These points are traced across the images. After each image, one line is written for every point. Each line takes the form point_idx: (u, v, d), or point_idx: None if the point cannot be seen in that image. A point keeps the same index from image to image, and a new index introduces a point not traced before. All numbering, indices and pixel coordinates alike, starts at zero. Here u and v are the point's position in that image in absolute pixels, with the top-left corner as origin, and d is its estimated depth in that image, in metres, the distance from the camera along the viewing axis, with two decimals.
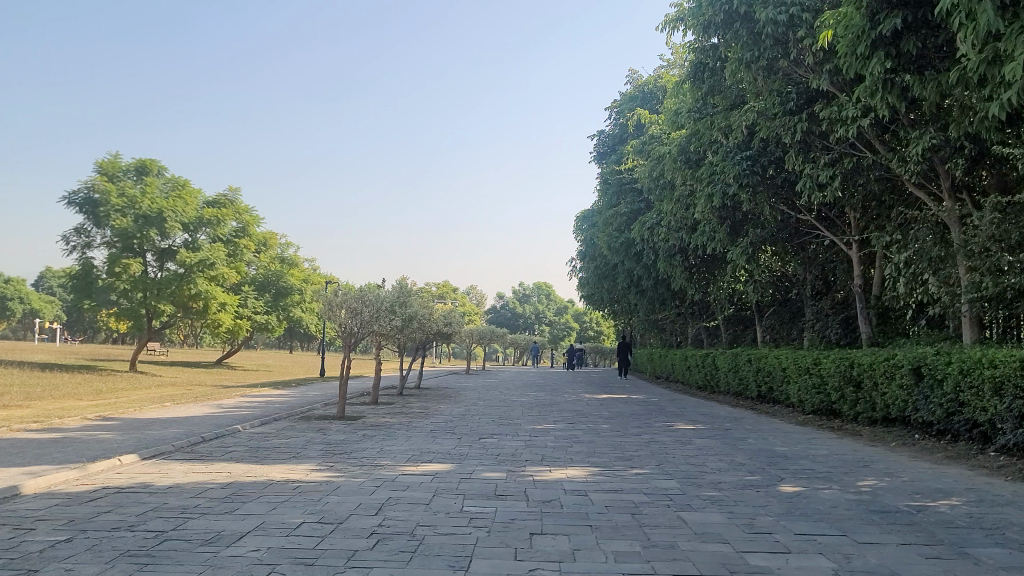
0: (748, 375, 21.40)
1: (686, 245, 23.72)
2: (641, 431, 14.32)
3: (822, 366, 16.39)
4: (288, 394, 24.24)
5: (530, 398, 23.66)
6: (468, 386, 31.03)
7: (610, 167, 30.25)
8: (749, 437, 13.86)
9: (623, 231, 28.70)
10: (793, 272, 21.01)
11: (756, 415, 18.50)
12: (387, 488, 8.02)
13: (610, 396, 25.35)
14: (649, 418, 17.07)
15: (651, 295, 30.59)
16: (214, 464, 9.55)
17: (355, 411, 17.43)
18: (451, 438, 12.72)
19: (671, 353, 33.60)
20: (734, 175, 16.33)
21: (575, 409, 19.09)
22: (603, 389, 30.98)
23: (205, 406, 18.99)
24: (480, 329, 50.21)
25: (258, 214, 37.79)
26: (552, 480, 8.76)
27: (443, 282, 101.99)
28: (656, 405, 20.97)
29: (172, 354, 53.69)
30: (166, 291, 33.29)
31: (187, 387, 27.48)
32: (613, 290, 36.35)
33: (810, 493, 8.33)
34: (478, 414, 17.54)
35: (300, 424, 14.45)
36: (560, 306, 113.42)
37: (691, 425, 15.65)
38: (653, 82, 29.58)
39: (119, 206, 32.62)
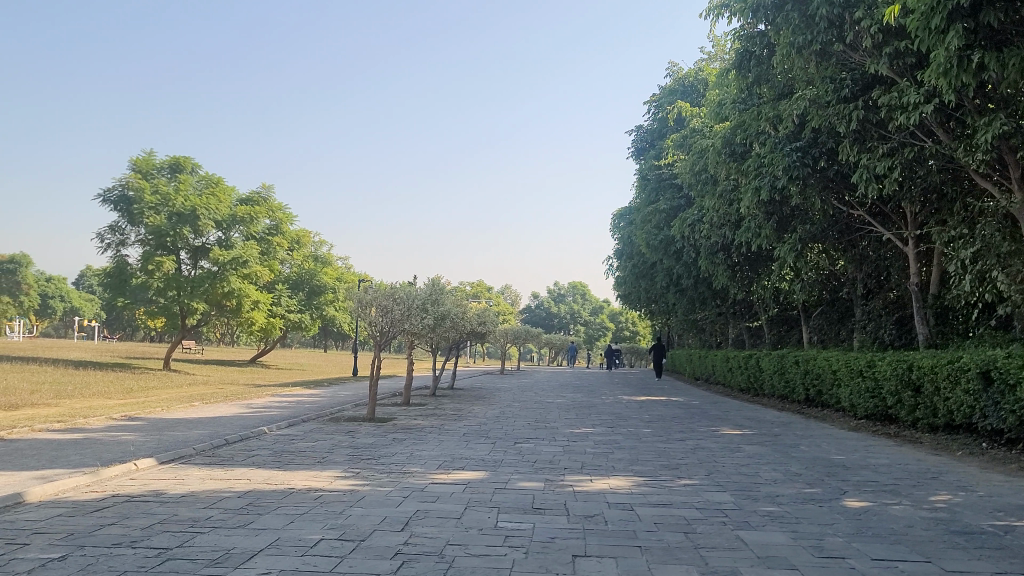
0: (794, 377, 20.56)
1: (729, 242, 22.91)
2: (685, 437, 13.57)
3: (876, 369, 15.56)
4: (319, 394, 23.81)
5: (566, 400, 22.97)
6: (503, 387, 30.41)
7: (649, 163, 29.49)
8: (801, 444, 13.06)
9: (662, 228, 27.93)
10: (842, 270, 20.15)
11: (805, 419, 17.68)
12: (415, 499, 7.41)
13: (649, 398, 24.59)
14: (691, 422, 16.29)
15: (691, 295, 29.78)
16: (234, 469, 9.01)
17: (386, 412, 16.89)
18: (485, 443, 12.10)
19: (711, 354, 32.74)
20: (784, 167, 15.56)
21: (614, 412, 18.38)
22: (641, 390, 30.19)
23: (234, 407, 18.55)
24: (514, 329, 49.61)
25: (291, 212, 37.53)
26: (593, 491, 8.09)
27: (478, 282, 101.57)
28: (698, 409, 20.20)
29: (207, 353, 53.73)
30: (200, 289, 33.12)
31: (219, 386, 27.22)
32: (650, 289, 35.56)
33: (879, 509, 7.58)
34: (514, 417, 16.91)
35: (328, 426, 13.91)
36: (595, 306, 112.55)
37: (737, 431, 14.87)
38: (693, 75, 28.77)
39: (153, 204, 32.51)
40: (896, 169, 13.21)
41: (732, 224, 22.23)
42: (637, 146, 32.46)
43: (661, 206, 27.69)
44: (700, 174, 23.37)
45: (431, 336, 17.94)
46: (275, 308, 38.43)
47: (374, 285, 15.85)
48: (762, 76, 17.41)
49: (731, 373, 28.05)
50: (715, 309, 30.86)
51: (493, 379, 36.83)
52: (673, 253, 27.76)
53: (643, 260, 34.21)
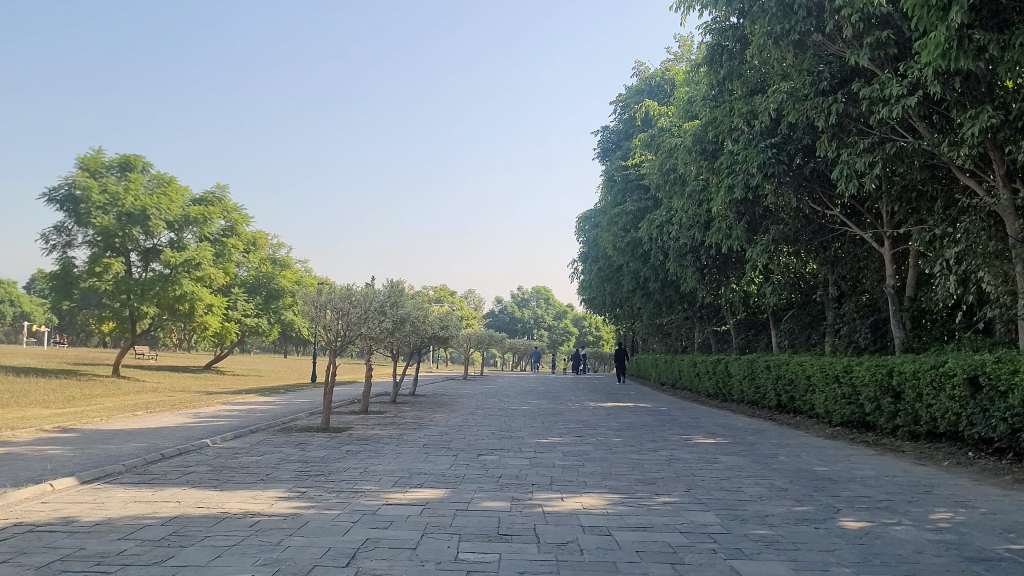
0: (765, 383, 19.97)
1: (698, 244, 22.31)
2: (658, 447, 12.84)
3: (853, 374, 14.98)
4: (273, 401, 22.75)
5: (531, 407, 22.17)
6: (466, 393, 29.53)
7: (616, 164, 28.85)
8: (780, 454, 12.37)
9: (630, 229, 27.27)
10: (814, 272, 19.62)
11: (778, 426, 17.07)
12: (365, 525, 6.54)
13: (617, 404, 23.86)
14: (663, 431, 15.57)
15: (658, 298, 29.15)
16: (165, 490, 8.06)
17: (342, 422, 15.96)
18: (446, 456, 11.24)
19: (678, 359, 32.18)
20: (758, 164, 14.92)
21: (581, 420, 17.61)
22: (607, 395, 29.50)
23: (180, 416, 17.49)
24: (478, 333, 48.74)
25: (247, 212, 36.33)
26: (565, 513, 7.29)
27: (441, 286, 100.50)
28: (668, 415, 19.52)
29: (160, 358, 52.18)
30: (150, 292, 31.82)
31: (169, 394, 26.01)
32: (616, 293, 34.93)
33: (880, 530, 6.89)
34: (477, 426, 16.06)
35: (277, 437, 12.95)
36: (559, 311, 112.01)
37: (711, 440, 14.17)
38: (661, 75, 28.18)
39: (101, 203, 31.16)
40: (877, 165, 12.61)
41: (701, 225, 21.61)
42: (603, 147, 31.83)
43: (628, 207, 27.04)
44: (669, 175, 22.73)
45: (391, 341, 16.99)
46: (230, 313, 37.16)
47: (328, 285, 14.88)
48: (733, 71, 16.77)
49: (699, 378, 27.49)
50: (682, 313, 30.28)
51: (456, 385, 35.93)
52: (640, 256, 27.12)
53: (609, 263, 33.56)
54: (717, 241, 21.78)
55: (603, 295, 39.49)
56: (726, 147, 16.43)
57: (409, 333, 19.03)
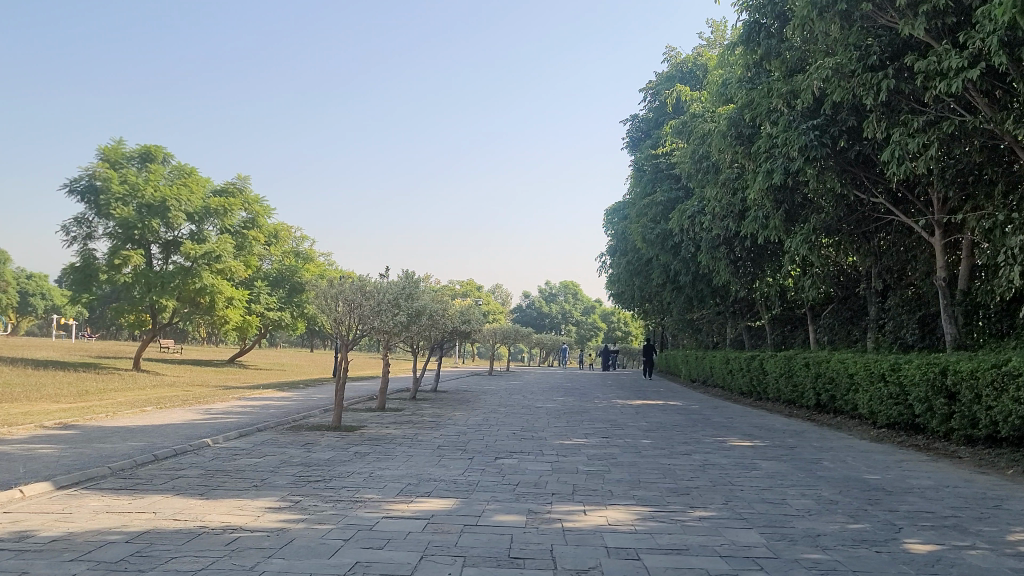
0: (803, 381, 18.98)
1: (732, 235, 21.31)
2: (691, 451, 11.91)
3: (901, 373, 13.96)
4: (291, 397, 22.08)
5: (557, 404, 21.32)
6: (490, 389, 28.74)
7: (647, 154, 27.86)
8: (824, 459, 11.39)
9: (661, 221, 26.28)
10: (856, 264, 18.60)
11: (818, 428, 16.06)
12: (357, 545, 5.71)
13: (646, 402, 22.94)
14: (695, 432, 14.63)
15: (690, 292, 28.16)
16: (145, 498, 7.30)
17: (357, 420, 15.17)
18: (462, 459, 10.39)
19: (709, 356, 31.16)
20: (800, 147, 13.93)
21: (609, 419, 16.72)
22: (636, 393, 28.55)
23: (190, 412, 16.86)
24: (504, 328, 47.92)
25: (269, 204, 35.74)
26: (588, 530, 6.41)
27: (468, 281, 99.84)
28: (700, 415, 18.55)
29: (186, 353, 52.02)
30: (171, 285, 31.30)
31: (186, 389, 25.45)
32: (645, 287, 33.96)
33: (953, 555, 5.94)
34: (498, 425, 15.20)
35: (284, 437, 12.19)
36: (587, 306, 110.98)
37: (748, 442, 13.22)
38: (693, 60, 27.11)
39: (120, 194, 30.69)
40: (933, 145, 11.60)
41: (736, 215, 20.60)
42: (633, 137, 30.84)
43: (658, 198, 26.06)
44: (703, 163, 21.74)
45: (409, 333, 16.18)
46: (253, 306, 36.64)
47: (341, 276, 14.09)
48: (772, 50, 15.77)
49: (732, 374, 26.47)
50: (714, 307, 29.24)
51: (480, 381, 35.14)
52: (671, 249, 26.15)
53: (639, 256, 32.58)
54: (753, 232, 20.78)
55: (632, 289, 38.51)
56: (764, 130, 15.44)
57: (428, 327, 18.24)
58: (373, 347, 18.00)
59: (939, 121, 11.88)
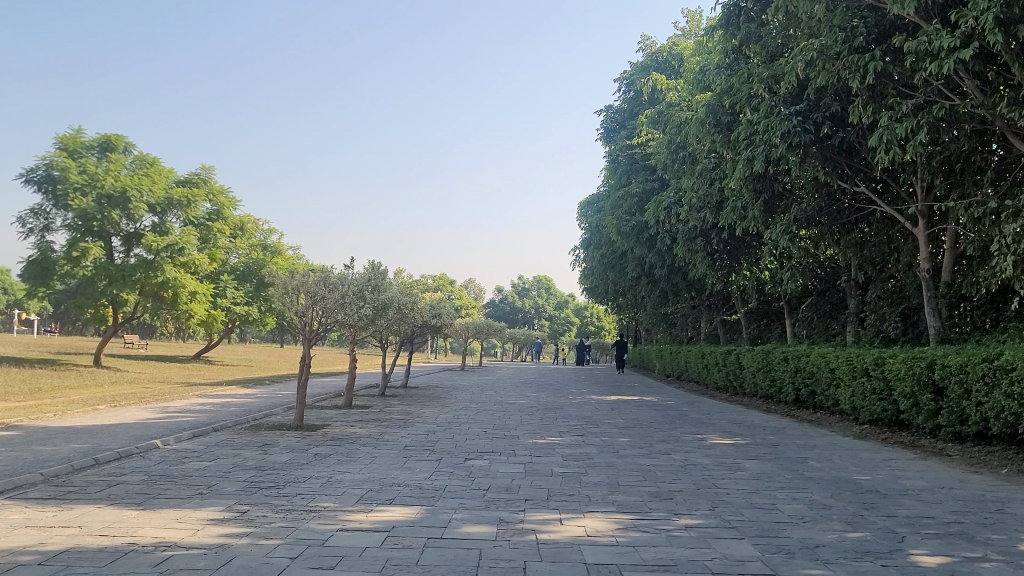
0: (782, 376, 18.53)
1: (709, 227, 20.83)
2: (670, 450, 11.36)
3: (885, 367, 13.51)
4: (254, 394, 21.29)
5: (530, 400, 20.74)
6: (461, 385, 28.13)
7: (622, 144, 27.34)
8: (809, 459, 10.88)
9: (636, 213, 25.78)
10: (835, 257, 18.18)
11: (799, 424, 15.58)
12: (305, 565, 5.05)
13: (621, 398, 22.42)
14: (673, 429, 14.09)
15: (664, 286, 27.72)
16: (74, 509, 6.58)
17: (321, 419, 14.47)
18: (429, 461, 9.74)
19: (684, 350, 30.73)
20: (782, 134, 13.41)
21: (583, 416, 16.15)
22: (610, 388, 28.04)
23: (146, 410, 16.08)
24: (476, 323, 47.25)
25: (234, 195, 34.76)
26: (565, 543, 5.79)
27: (441, 276, 99.02)
28: (677, 412, 18.02)
29: (152, 348, 50.87)
30: (132, 278, 30.26)
31: (146, 385, 24.52)
32: (619, 281, 33.47)
33: (967, 569, 5.39)
34: (469, 423, 14.55)
35: (240, 438, 11.49)
36: (560, 301, 110.61)
37: (729, 441, 12.69)
38: (668, 50, 26.61)
39: (79, 185, 29.60)
40: (922, 130, 11.11)
41: (714, 206, 20.14)
42: (607, 128, 30.33)
43: (633, 190, 25.58)
44: (680, 153, 21.26)
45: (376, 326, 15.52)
46: (218, 300, 35.68)
47: (303, 267, 13.36)
48: (752, 35, 15.25)
49: (707, 369, 26.05)
50: (689, 301, 28.79)
51: (452, 376, 34.49)
52: (646, 242, 25.66)
53: (613, 249, 32.08)
54: (731, 224, 20.31)
55: (606, 283, 38.02)
56: (744, 116, 14.92)
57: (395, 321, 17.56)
58: (339, 342, 17.28)
59: (929, 106, 11.40)
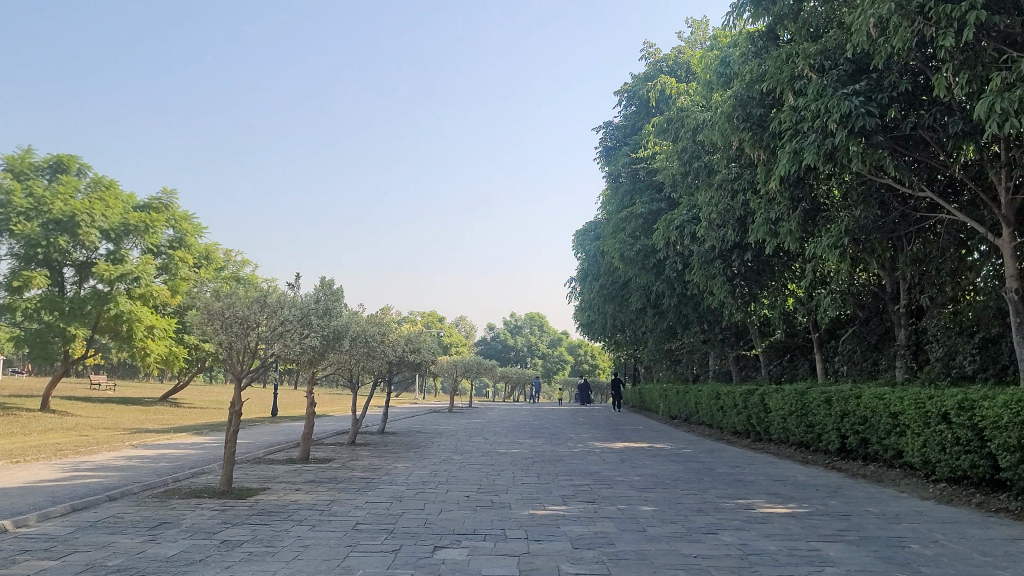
0: (821, 421, 15.70)
1: (729, 249, 18.13)
2: (714, 528, 8.40)
3: (975, 412, 10.68)
4: (201, 443, 18.18)
5: (524, 450, 17.77)
6: (447, 429, 25.19)
7: (626, 160, 24.68)
8: (906, 540, 7.96)
9: (643, 236, 23.06)
10: (884, 278, 15.49)
11: (855, 482, 12.64)
12: None
13: (629, 446, 19.46)
14: (706, 492, 11.16)
15: (673, 317, 24.88)
16: None
17: (261, 481, 11.45)
18: (383, 555, 6.76)
19: (693, 390, 27.85)
20: (842, 118, 10.70)
21: (590, 473, 13.21)
22: (613, 432, 25.05)
23: (50, 466, 13.08)
24: (465, 361, 44.17)
25: (200, 222, 31.85)
26: None
27: (430, 313, 95.85)
28: (699, 465, 15.07)
29: (118, 390, 47.57)
30: (79, 312, 27.29)
31: (84, 433, 21.36)
32: (620, 314, 30.63)
33: None
34: (447, 484, 11.55)
35: (134, 514, 8.47)
36: (552, 339, 107.40)
37: (784, 510, 9.72)
38: (673, 58, 23.99)
39: (23, 209, 26.62)
40: None
41: (737, 223, 17.43)
42: (607, 147, 27.66)
43: (639, 210, 22.91)
44: (696, 163, 18.68)
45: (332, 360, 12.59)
46: (183, 336, 32.68)
47: (235, 285, 10.46)
48: (791, 10, 12.64)
49: (723, 412, 23.16)
50: (699, 335, 25.96)
51: (437, 418, 31.38)
52: (654, 268, 22.88)
53: (613, 279, 29.26)
54: (757, 243, 17.59)
55: (605, 316, 35.14)
56: (784, 104, 12.24)
57: (357, 355, 14.57)
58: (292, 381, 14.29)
59: None
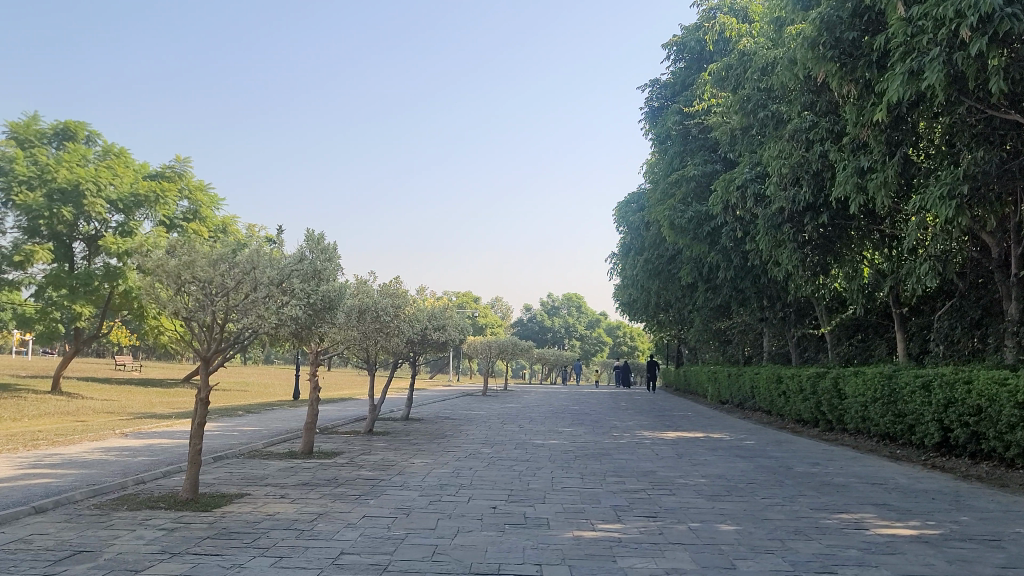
0: (915, 409, 13.31)
1: (801, 211, 15.74)
2: (831, 564, 6.08)
3: None
4: (200, 432, 16.15)
5: (564, 441, 15.55)
6: (478, 415, 23.03)
7: (676, 117, 22.21)
8: None
9: (696, 202, 20.65)
10: (993, 241, 13.05)
11: (976, 488, 10.20)
12: None
13: (682, 436, 17.16)
14: (796, 502, 8.85)
15: (728, 292, 22.50)
16: None
17: (244, 484, 9.34)
18: None
19: (748, 374, 25.47)
20: (976, 24, 8.30)
21: (645, 473, 10.93)
22: (660, 419, 22.71)
23: (8, 461, 11.14)
24: (499, 342, 41.96)
25: (217, 193, 29.69)
26: None
27: (466, 294, 93.78)
28: (772, 462, 12.73)
29: (143, 370, 46.08)
30: (87, 288, 25.36)
31: (81, 417, 19.52)
32: (667, 291, 28.28)
33: None
34: (470, 489, 9.33)
35: (52, 537, 6.40)
36: (591, 320, 104.83)
37: (910, 533, 7.38)
38: (729, 3, 21.46)
39: (25, 177, 24.74)
40: None
41: (812, 180, 15.04)
42: (652, 107, 25.16)
43: (691, 172, 20.51)
44: (762, 114, 16.27)
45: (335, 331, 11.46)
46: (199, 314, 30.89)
47: (202, 240, 8.30)
48: None
49: (785, 397, 20.82)
50: (756, 313, 23.59)
51: (469, 403, 29.23)
52: (708, 237, 20.47)
53: (659, 252, 26.87)
54: (837, 202, 15.16)
55: (649, 293, 32.82)
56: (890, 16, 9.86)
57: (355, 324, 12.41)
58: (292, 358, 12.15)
59: None
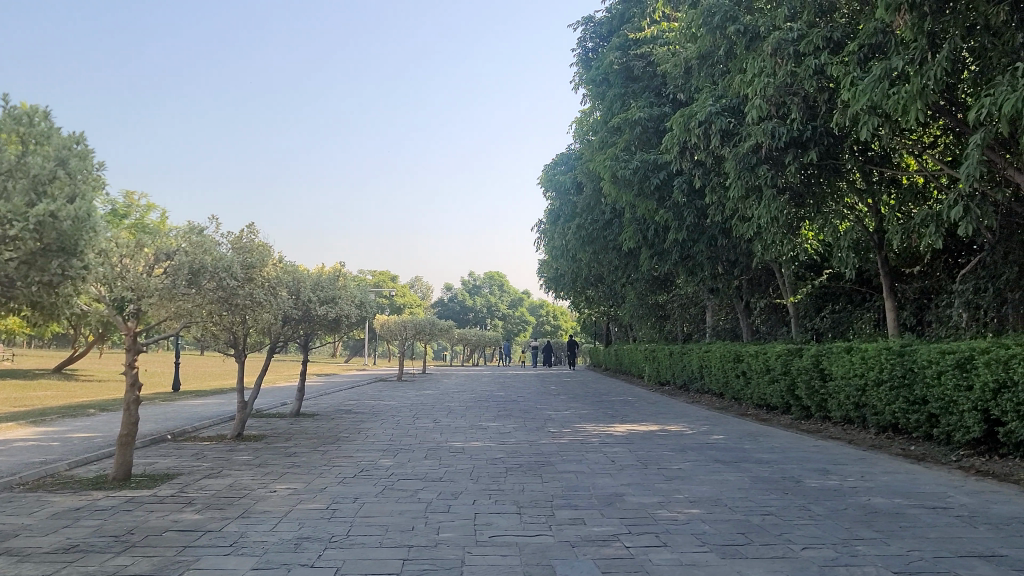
0: (943, 396, 10.26)
1: (782, 148, 12.59)
2: None
3: None
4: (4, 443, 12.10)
5: (489, 443, 12.06)
6: (386, 406, 19.41)
7: (618, 51, 18.81)
8: None
9: (641, 150, 17.39)
10: None
11: None
12: None
13: (634, 430, 13.92)
14: (864, 557, 5.55)
15: (677, 259, 19.38)
16: None
17: None
18: None
19: (693, 353, 22.52)
20: None
21: (608, 501, 7.51)
22: (599, 407, 19.51)
23: None
24: (417, 321, 38.37)
25: None
26: None
27: (384, 274, 89.72)
28: (766, 471, 9.51)
29: (16, 358, 40.88)
30: None
31: None
32: (602, 262, 25.15)
33: None
34: (343, 549, 5.75)
35: None
36: (514, 299, 101.87)
37: None
38: None
39: None
40: None
41: (801, 103, 11.90)
42: (585, 49, 21.75)
43: (635, 114, 17.20)
44: (733, 28, 13.03)
45: (140, 293, 7.98)
46: None
47: None
48: None
49: (745, 379, 17.87)
50: (707, 283, 20.56)
51: (381, 391, 25.55)
52: (656, 192, 17.23)
53: (593, 217, 23.64)
54: (830, 133, 12.09)
55: (579, 265, 29.60)
56: None
57: (192, 295, 8.46)
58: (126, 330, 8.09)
59: None
